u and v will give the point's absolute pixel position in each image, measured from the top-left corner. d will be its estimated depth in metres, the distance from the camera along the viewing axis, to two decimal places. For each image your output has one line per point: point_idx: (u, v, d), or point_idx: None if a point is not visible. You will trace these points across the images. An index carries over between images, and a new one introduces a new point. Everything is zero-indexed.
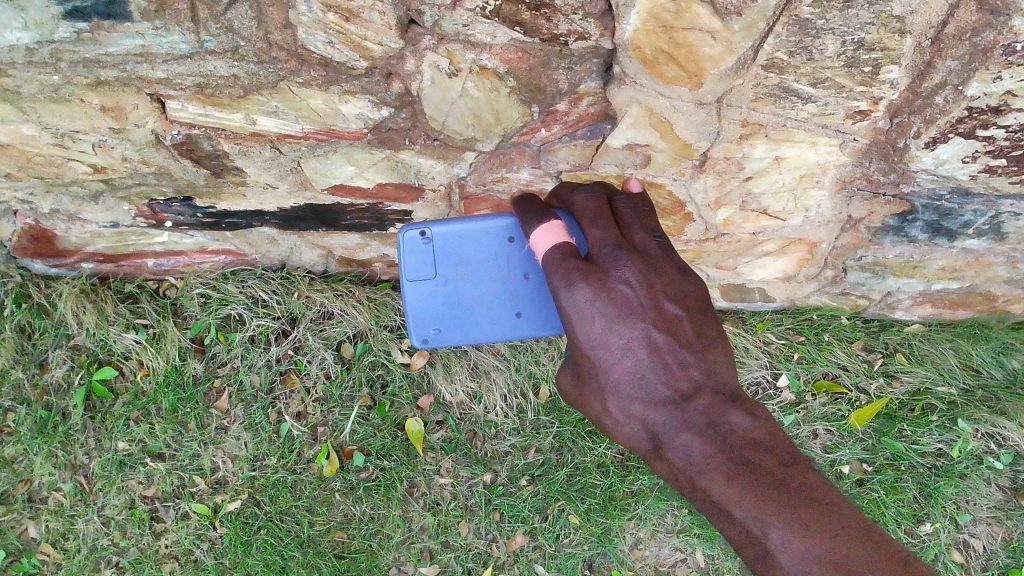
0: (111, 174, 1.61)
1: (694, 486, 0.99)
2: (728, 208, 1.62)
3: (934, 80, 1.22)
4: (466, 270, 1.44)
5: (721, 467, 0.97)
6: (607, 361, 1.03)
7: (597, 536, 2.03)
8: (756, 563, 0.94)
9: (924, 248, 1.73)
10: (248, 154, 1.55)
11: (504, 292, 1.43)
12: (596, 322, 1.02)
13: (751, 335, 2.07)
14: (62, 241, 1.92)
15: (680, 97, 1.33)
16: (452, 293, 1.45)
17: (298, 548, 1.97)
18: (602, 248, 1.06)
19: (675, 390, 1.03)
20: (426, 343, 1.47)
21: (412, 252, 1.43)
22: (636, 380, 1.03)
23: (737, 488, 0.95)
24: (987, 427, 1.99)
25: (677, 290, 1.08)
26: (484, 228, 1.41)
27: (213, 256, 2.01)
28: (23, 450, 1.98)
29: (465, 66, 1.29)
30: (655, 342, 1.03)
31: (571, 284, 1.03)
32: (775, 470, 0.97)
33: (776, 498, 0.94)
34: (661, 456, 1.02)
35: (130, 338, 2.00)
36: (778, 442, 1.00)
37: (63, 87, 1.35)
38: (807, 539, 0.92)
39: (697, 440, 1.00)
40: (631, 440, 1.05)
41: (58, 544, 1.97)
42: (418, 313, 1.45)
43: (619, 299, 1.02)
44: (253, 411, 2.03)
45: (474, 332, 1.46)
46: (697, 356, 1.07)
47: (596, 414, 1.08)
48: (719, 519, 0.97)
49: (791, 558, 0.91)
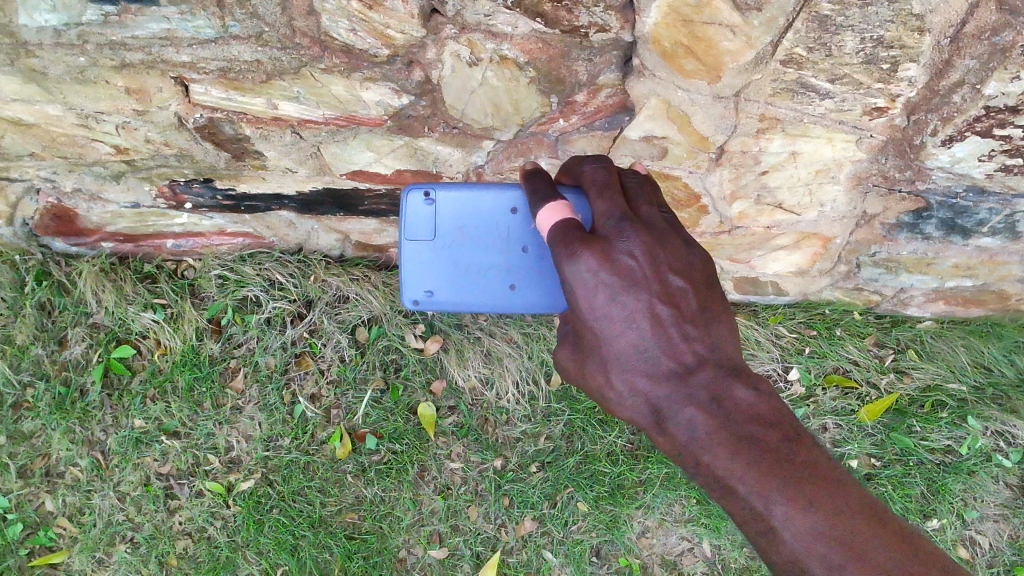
0: (133, 155, 1.63)
1: (698, 461, 1.01)
2: (743, 201, 1.63)
3: (952, 79, 1.23)
4: (465, 237, 1.47)
5: (725, 442, 0.99)
6: (609, 333, 1.04)
7: (605, 523, 2.05)
8: (759, 539, 0.96)
9: (938, 245, 1.74)
10: (269, 138, 1.57)
11: (500, 264, 1.46)
12: (599, 293, 1.03)
13: (764, 329, 2.08)
14: (84, 220, 1.94)
15: (698, 90, 1.34)
16: (449, 259, 1.49)
17: (310, 528, 2.00)
18: (606, 220, 1.08)
19: (679, 363, 1.05)
20: (416, 304, 1.51)
21: (413, 213, 1.47)
22: (640, 353, 1.04)
23: (741, 464, 0.97)
24: (997, 425, 2.00)
25: (681, 263, 1.09)
26: (488, 196, 1.44)
27: (232, 238, 2.04)
28: (42, 424, 2.02)
29: (486, 55, 1.30)
30: (659, 314, 1.04)
31: (574, 255, 1.04)
32: (778, 445, 0.98)
33: (779, 475, 0.96)
34: (663, 430, 1.04)
35: (148, 317, 2.03)
36: (780, 416, 1.02)
37: (89, 69, 1.37)
38: (809, 515, 0.93)
39: (700, 414, 1.02)
40: (634, 414, 1.07)
41: (74, 518, 2.00)
42: (412, 272, 1.49)
43: (622, 271, 1.03)
44: (268, 392, 2.05)
45: (465, 298, 1.50)
46: (701, 330, 1.07)
47: (598, 388, 1.09)
48: (722, 494, 0.99)
49: (793, 535, 0.93)
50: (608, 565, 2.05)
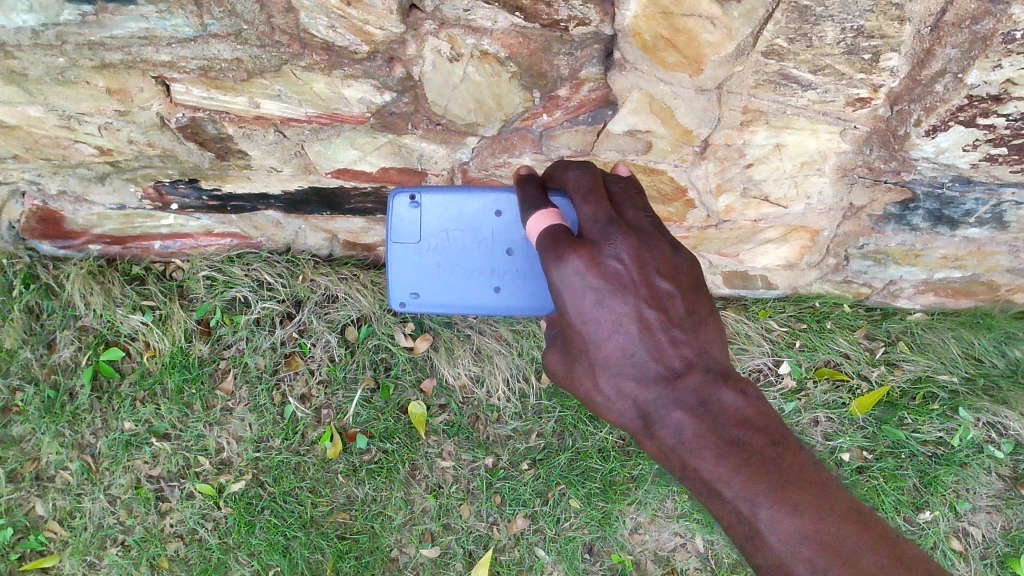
0: (117, 156, 1.63)
1: (684, 465, 0.99)
2: (729, 194, 1.62)
3: (934, 68, 1.22)
4: (450, 239, 1.46)
5: (711, 446, 0.97)
6: (597, 337, 1.04)
7: (597, 520, 2.04)
8: (745, 544, 0.94)
9: (926, 237, 1.74)
10: (252, 137, 1.56)
11: (485, 266, 1.46)
12: (587, 297, 1.02)
13: (754, 323, 2.08)
14: (70, 222, 1.94)
15: (680, 83, 1.34)
16: (435, 262, 1.48)
17: (301, 529, 1.99)
18: (593, 225, 1.06)
19: (667, 367, 1.04)
20: (404, 306, 1.52)
21: (399, 216, 1.47)
22: (627, 357, 1.03)
23: (727, 467, 0.95)
24: (989, 416, 2.00)
25: (668, 266, 1.08)
26: (473, 199, 1.43)
27: (219, 239, 2.03)
28: (32, 428, 2.01)
29: (466, 51, 1.30)
30: (647, 319, 1.04)
31: (561, 260, 1.03)
32: (764, 449, 0.97)
33: (765, 478, 0.93)
34: (651, 434, 1.03)
35: (137, 319, 2.03)
36: (768, 421, 1.00)
37: (69, 69, 1.37)
38: (795, 518, 0.91)
39: (688, 418, 1.00)
40: (621, 418, 1.06)
41: (65, 522, 2.00)
42: (399, 275, 1.50)
43: (610, 275, 1.02)
44: (258, 393, 2.04)
45: (451, 300, 1.50)
46: (688, 334, 1.07)
47: (586, 392, 1.09)
48: (708, 499, 0.97)
49: (779, 539, 0.91)
50: (601, 561, 2.04)
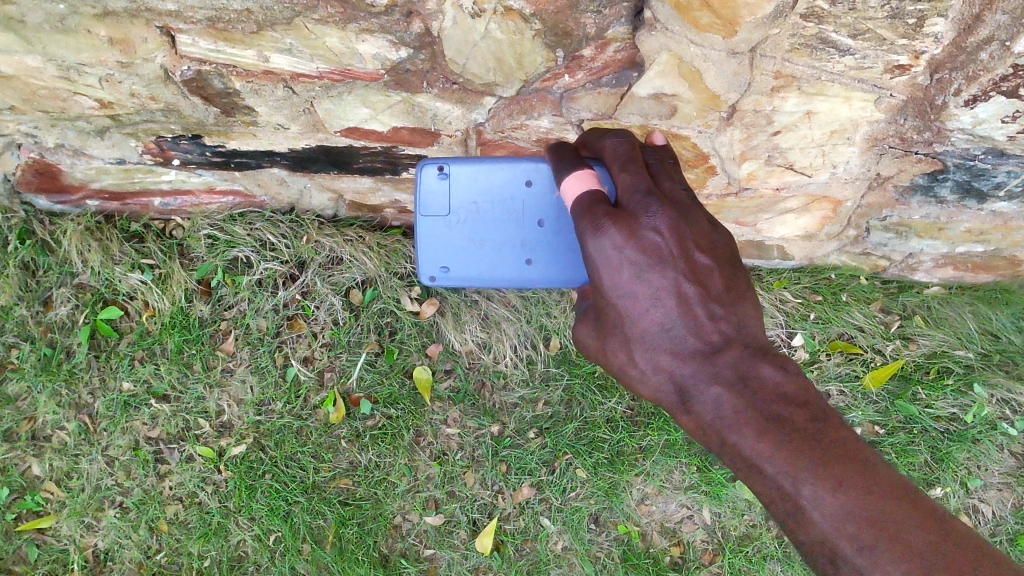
0: (118, 109, 1.56)
1: (722, 441, 0.95)
2: (753, 161, 1.57)
3: (981, 35, 1.16)
4: (480, 211, 1.45)
5: (752, 422, 0.93)
6: (634, 311, 1.00)
7: (604, 490, 2.02)
8: (786, 520, 0.90)
9: (952, 210, 1.69)
10: (259, 93, 1.50)
11: (516, 239, 1.45)
12: (624, 270, 0.98)
13: (767, 294, 2.03)
14: (68, 176, 1.85)
15: (712, 45, 1.28)
16: (464, 235, 1.46)
17: (303, 494, 1.97)
18: (632, 195, 1.01)
19: (704, 342, 1.00)
20: (433, 282, 1.50)
21: (427, 187, 1.44)
22: (664, 331, 1.00)
23: (766, 444, 0.91)
24: (1003, 393, 1.97)
25: (706, 240, 1.04)
26: (504, 169, 1.41)
27: (221, 196, 1.95)
28: (27, 387, 1.96)
29: (489, 6, 1.23)
30: (685, 294, 1.00)
31: (599, 230, 0.98)
32: (805, 425, 0.92)
33: (809, 453, 0.89)
34: (687, 410, 0.99)
35: (136, 278, 1.96)
36: (808, 396, 0.95)
37: (69, 17, 1.30)
38: (840, 494, 0.86)
39: (726, 393, 0.97)
40: (657, 393, 1.02)
41: (61, 482, 1.97)
42: (428, 250, 1.48)
43: (648, 248, 0.98)
44: (259, 355, 1.99)
45: (481, 274, 1.48)
46: (726, 309, 1.02)
47: (619, 366, 1.05)
48: (748, 475, 0.93)
49: (823, 515, 0.86)
50: (606, 531, 2.03)
